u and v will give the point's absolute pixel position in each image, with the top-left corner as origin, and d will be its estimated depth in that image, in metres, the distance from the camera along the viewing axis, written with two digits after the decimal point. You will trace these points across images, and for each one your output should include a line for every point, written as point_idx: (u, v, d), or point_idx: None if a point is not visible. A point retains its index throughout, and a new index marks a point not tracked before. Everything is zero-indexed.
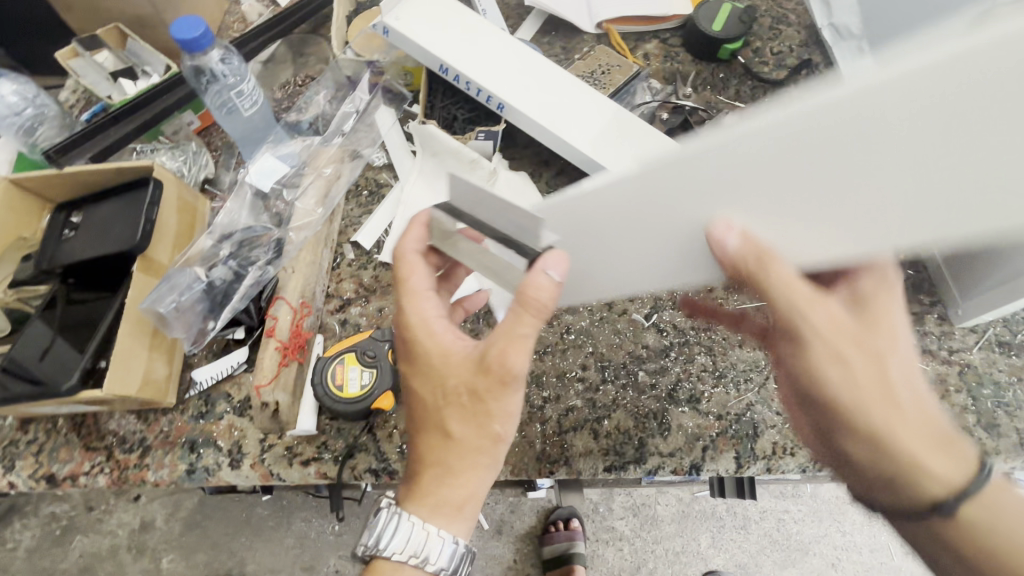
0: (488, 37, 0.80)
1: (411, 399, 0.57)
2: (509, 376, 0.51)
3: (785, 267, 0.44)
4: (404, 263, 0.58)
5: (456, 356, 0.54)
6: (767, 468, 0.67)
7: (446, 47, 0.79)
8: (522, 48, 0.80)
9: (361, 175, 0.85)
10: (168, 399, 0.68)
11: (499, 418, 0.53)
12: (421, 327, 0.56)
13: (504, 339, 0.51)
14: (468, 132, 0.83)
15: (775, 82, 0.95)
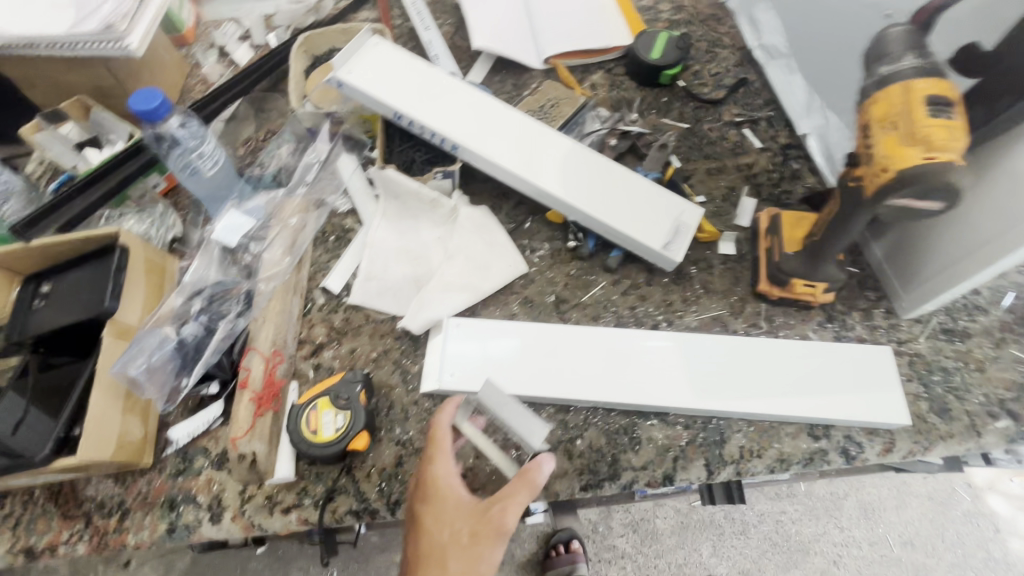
0: (435, 83, 0.85)
1: (419, 535, 0.62)
2: (503, 530, 0.60)
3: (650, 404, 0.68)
4: (440, 436, 0.64)
5: (462, 511, 0.62)
6: (736, 472, 0.69)
7: (397, 96, 0.83)
8: (468, 91, 0.85)
9: (327, 222, 0.88)
10: (145, 459, 0.68)
11: (486, 562, 0.60)
12: (443, 485, 0.62)
13: (501, 503, 0.61)
14: (426, 173, 0.87)
15: (715, 101, 1.01)
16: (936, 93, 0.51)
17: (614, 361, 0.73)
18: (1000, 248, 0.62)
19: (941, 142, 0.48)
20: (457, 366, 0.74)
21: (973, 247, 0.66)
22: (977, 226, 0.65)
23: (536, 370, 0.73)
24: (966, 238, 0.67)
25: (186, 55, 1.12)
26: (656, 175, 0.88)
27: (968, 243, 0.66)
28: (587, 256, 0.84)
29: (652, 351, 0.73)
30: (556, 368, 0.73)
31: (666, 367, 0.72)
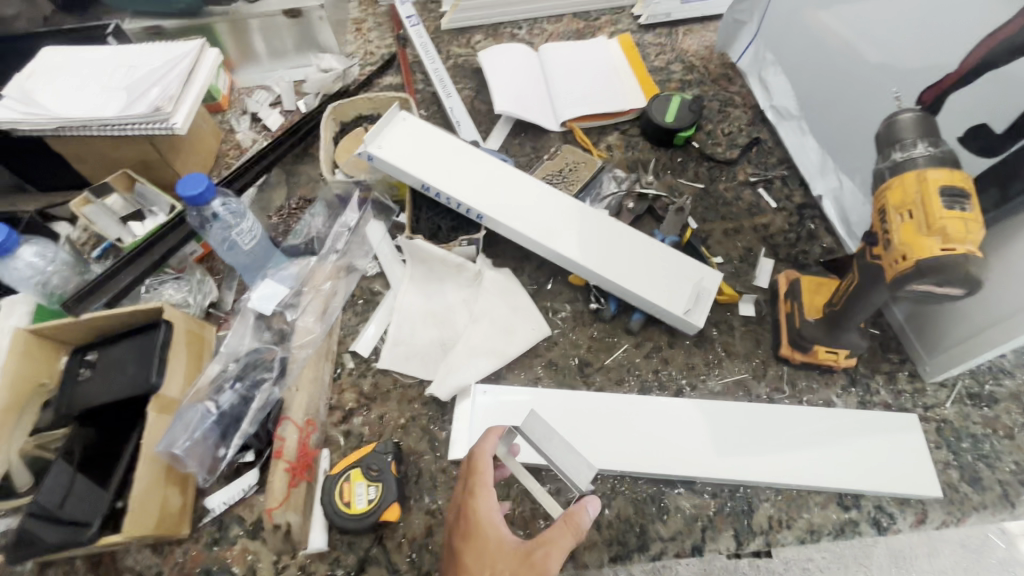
0: (463, 156, 0.89)
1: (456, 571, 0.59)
2: None
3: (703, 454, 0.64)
4: (482, 468, 0.62)
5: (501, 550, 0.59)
6: (767, 543, 0.69)
7: (426, 169, 0.87)
8: (494, 163, 0.89)
9: (356, 286, 0.91)
10: (183, 530, 0.70)
11: None
12: (484, 520, 0.60)
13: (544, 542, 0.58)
14: (452, 239, 0.90)
15: (728, 161, 1.04)
16: (952, 184, 0.53)
17: (638, 425, 0.74)
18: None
19: (959, 235, 0.50)
20: (486, 432, 0.76)
21: (1005, 313, 0.65)
22: (1011, 291, 0.65)
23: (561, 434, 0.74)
24: (999, 302, 0.66)
25: (221, 122, 1.18)
26: (675, 238, 0.90)
27: (1000, 309, 0.66)
28: (609, 318, 0.86)
29: (674, 417, 0.75)
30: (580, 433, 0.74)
31: (688, 433, 0.73)
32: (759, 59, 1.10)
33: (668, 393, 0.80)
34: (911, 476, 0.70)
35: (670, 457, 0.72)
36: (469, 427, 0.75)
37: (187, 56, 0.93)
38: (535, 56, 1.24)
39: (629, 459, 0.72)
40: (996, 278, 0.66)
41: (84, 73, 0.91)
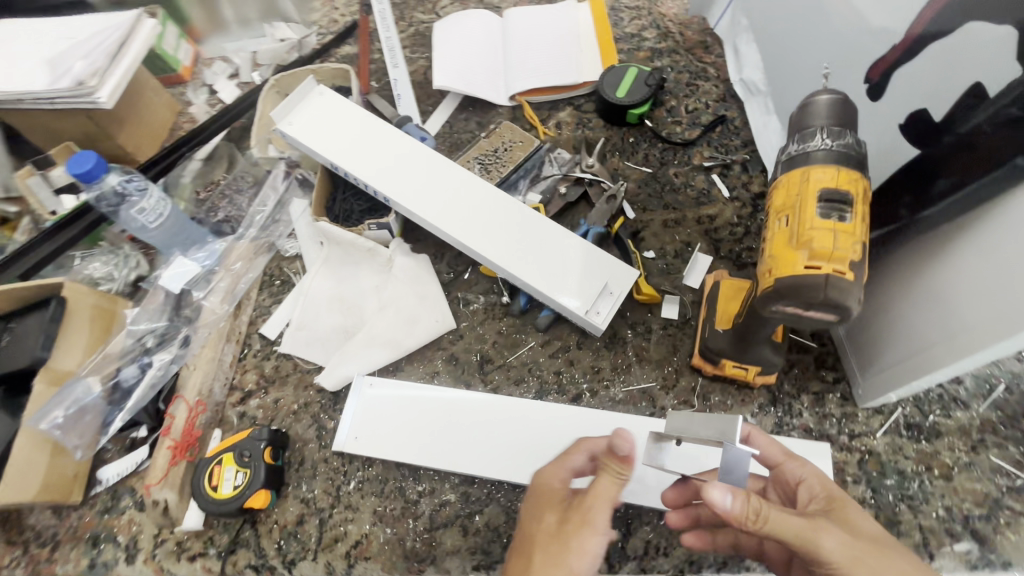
0: (378, 136, 0.84)
1: (522, 526, 0.52)
2: (586, 524, 0.48)
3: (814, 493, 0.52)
4: (573, 449, 0.55)
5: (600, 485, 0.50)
6: (639, 569, 0.63)
7: (338, 150, 0.83)
8: (411, 145, 0.83)
9: (274, 266, 0.90)
10: (73, 496, 0.73)
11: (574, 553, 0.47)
12: (548, 475, 0.55)
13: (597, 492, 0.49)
14: (362, 223, 0.86)
15: (685, 142, 0.93)
16: (836, 187, 0.44)
17: (511, 428, 0.71)
18: (969, 348, 0.51)
19: (824, 251, 0.41)
20: (365, 424, 0.73)
21: (951, 331, 0.53)
22: (943, 316, 0.54)
23: (435, 432, 0.72)
24: (931, 327, 0.56)
25: (179, 93, 1.18)
26: (600, 229, 0.82)
27: (930, 334, 0.56)
28: (519, 314, 0.81)
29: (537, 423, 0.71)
30: (452, 432, 0.71)
31: (535, 438, 0.70)
32: (735, 25, 0.97)
33: (566, 397, 0.75)
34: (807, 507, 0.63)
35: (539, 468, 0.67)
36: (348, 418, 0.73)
37: (119, 28, 0.92)
38: (498, 22, 1.15)
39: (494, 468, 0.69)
40: (932, 296, 0.56)
41: (25, 45, 0.93)
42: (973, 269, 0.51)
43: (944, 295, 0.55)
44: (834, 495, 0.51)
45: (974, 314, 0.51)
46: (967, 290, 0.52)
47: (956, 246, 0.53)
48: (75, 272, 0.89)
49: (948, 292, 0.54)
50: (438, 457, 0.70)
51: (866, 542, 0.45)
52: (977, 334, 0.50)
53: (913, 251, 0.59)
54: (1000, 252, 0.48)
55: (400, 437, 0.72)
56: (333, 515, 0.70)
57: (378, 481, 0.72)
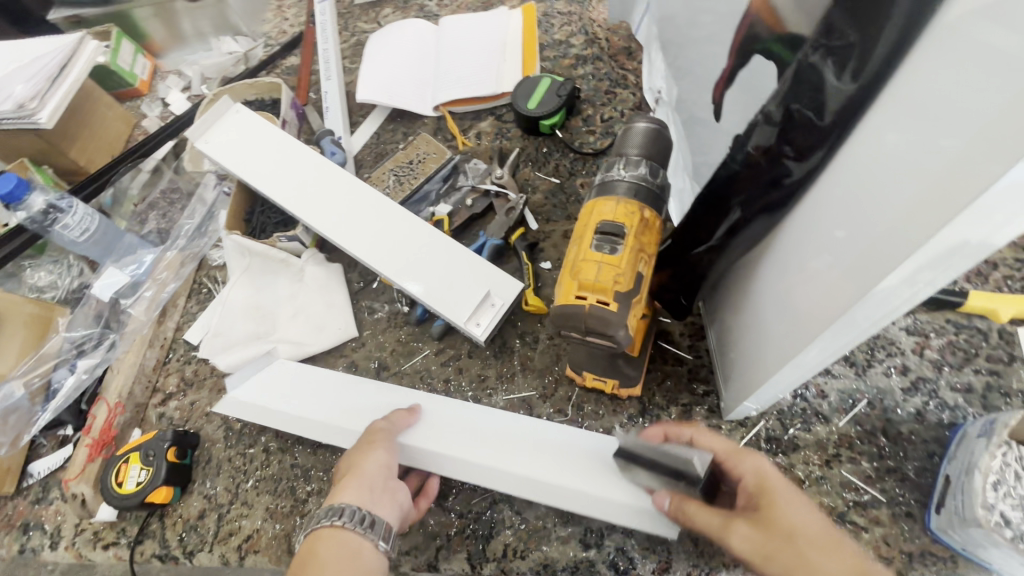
0: (285, 148, 0.89)
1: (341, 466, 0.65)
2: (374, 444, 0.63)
3: (749, 473, 0.54)
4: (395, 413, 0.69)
5: (359, 441, 0.64)
6: (499, 570, 0.67)
7: (246, 163, 0.88)
8: (315, 158, 0.88)
9: (201, 274, 0.96)
10: (6, 487, 0.80)
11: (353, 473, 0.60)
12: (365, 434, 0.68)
13: (349, 457, 0.63)
14: (277, 235, 0.91)
15: (595, 152, 0.95)
16: (613, 220, 0.45)
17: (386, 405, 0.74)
18: (793, 345, 0.49)
19: (588, 283, 0.44)
20: (264, 387, 0.78)
21: (779, 338, 0.53)
22: (773, 320, 0.54)
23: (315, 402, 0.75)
24: (769, 327, 0.55)
25: (135, 107, 1.25)
26: (496, 241, 0.85)
27: (767, 341, 0.56)
28: (417, 323, 0.84)
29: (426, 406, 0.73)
30: (332, 405, 0.75)
31: (455, 422, 0.71)
32: (649, 33, 0.97)
33: (451, 405, 0.78)
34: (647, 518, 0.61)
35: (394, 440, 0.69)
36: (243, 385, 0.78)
37: (60, 51, 0.99)
38: (433, 31, 1.17)
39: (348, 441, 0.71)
40: (769, 297, 0.55)
41: None
42: (795, 268, 0.50)
43: (777, 295, 0.54)
44: (765, 482, 0.52)
45: (798, 309, 0.49)
46: (789, 294, 0.51)
47: (780, 249, 0.53)
48: (24, 280, 0.96)
49: (775, 297, 0.54)
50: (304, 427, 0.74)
51: (784, 545, 0.47)
52: (795, 340, 0.49)
53: (755, 254, 0.59)
54: (810, 248, 0.47)
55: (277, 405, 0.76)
56: (230, 511, 0.76)
57: (272, 480, 0.77)
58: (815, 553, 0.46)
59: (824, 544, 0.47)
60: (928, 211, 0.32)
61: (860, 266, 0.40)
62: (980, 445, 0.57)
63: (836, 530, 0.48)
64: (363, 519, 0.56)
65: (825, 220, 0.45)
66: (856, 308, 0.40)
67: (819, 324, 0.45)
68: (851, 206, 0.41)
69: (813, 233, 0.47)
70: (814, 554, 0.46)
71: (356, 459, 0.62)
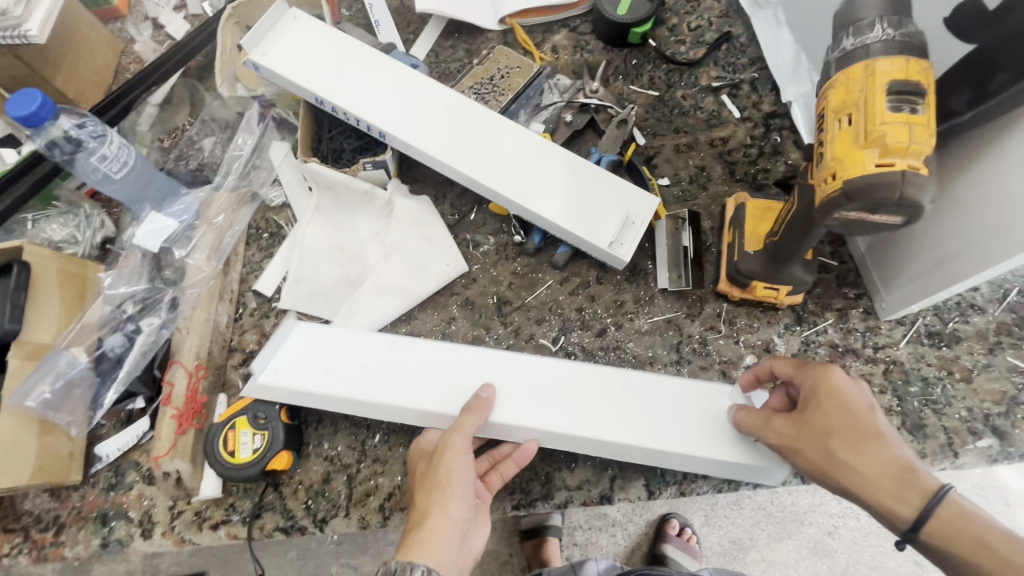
0: (372, 69, 0.77)
1: (433, 460, 0.58)
2: (454, 460, 0.57)
3: (836, 409, 0.51)
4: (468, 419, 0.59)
5: (427, 507, 0.55)
6: (679, 492, 0.64)
7: (331, 88, 0.75)
8: (421, 86, 0.77)
9: (260, 216, 0.82)
10: (73, 476, 0.67)
11: (443, 477, 0.56)
12: (449, 446, 0.58)
13: (423, 493, 0.56)
14: (356, 163, 0.79)
15: (691, 62, 0.88)
16: (905, 78, 0.41)
17: (445, 376, 0.65)
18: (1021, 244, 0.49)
19: (899, 145, 0.39)
20: (287, 361, 0.66)
21: (972, 241, 0.54)
22: (960, 222, 0.56)
23: (352, 365, 0.66)
24: (975, 222, 0.54)
25: (118, 30, 1.03)
26: (613, 156, 0.78)
27: (949, 245, 0.57)
28: (534, 252, 0.77)
29: (512, 366, 0.65)
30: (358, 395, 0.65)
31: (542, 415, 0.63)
32: None
33: (590, 333, 0.73)
34: (756, 458, 0.60)
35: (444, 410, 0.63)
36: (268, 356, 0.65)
37: None
38: None
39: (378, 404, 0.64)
40: (984, 192, 0.53)
41: None
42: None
43: (987, 198, 0.53)
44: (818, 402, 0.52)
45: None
46: (993, 197, 0.52)
47: (1018, 140, 0.50)
48: (31, 234, 0.80)
49: (967, 201, 0.55)
50: (340, 402, 0.65)
51: (821, 442, 0.50)
52: (1003, 240, 0.51)
53: (971, 139, 0.55)
54: None
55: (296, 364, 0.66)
56: (361, 469, 0.68)
57: (404, 431, 0.69)
58: (847, 457, 0.49)
59: (909, 467, 0.47)
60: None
61: None
62: None
63: (897, 475, 0.47)
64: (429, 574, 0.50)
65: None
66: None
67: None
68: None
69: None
70: (865, 479, 0.48)
71: (418, 531, 0.53)
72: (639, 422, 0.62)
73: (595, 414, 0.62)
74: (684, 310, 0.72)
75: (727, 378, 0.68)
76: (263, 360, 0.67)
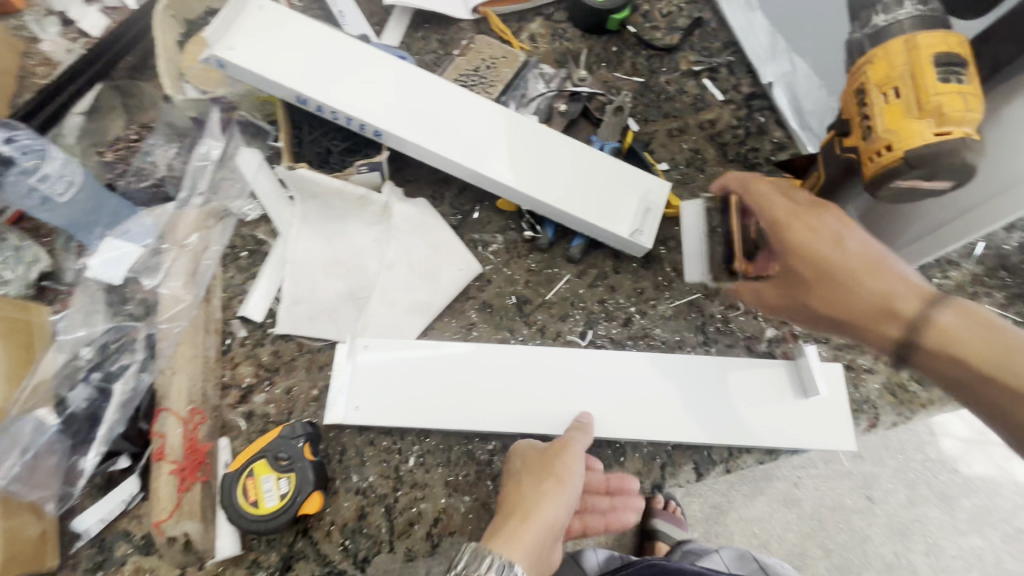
0: (355, 59, 0.69)
1: (545, 454, 0.58)
2: (569, 464, 0.57)
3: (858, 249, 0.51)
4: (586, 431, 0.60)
5: (525, 503, 0.54)
6: (726, 470, 0.65)
7: (311, 82, 0.67)
8: (413, 75, 0.70)
9: (236, 234, 0.73)
10: (49, 562, 0.56)
11: (556, 473, 0.56)
12: (566, 448, 0.58)
13: (531, 484, 0.56)
14: (347, 166, 0.72)
15: (669, 48, 0.89)
16: (948, 51, 0.43)
17: (533, 392, 0.65)
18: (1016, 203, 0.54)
19: (957, 115, 0.41)
20: (364, 391, 0.64)
21: (964, 208, 0.59)
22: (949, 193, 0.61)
23: (422, 394, 0.64)
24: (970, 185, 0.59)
25: (15, 27, 0.87)
26: (615, 145, 0.78)
27: (941, 215, 0.62)
28: (547, 247, 0.75)
29: (582, 370, 0.66)
30: (434, 407, 0.64)
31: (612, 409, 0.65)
32: None
33: (616, 324, 0.72)
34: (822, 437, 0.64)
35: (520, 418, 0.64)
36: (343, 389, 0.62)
37: None
38: None
39: (454, 413, 0.63)
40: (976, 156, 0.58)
41: None
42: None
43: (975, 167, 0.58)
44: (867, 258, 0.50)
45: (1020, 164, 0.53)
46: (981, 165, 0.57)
47: (1007, 110, 0.54)
48: None
49: None
50: (412, 413, 0.63)
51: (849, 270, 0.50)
52: (997, 203, 0.56)
53: None
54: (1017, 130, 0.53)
55: (365, 382, 0.65)
56: (400, 497, 0.63)
57: (440, 450, 0.65)
58: (873, 283, 0.48)
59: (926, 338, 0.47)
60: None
61: None
62: None
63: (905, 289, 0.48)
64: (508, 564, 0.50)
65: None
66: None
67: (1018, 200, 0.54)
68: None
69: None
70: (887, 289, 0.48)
71: (513, 520, 0.54)
72: (704, 408, 0.65)
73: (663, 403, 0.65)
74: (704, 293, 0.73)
75: (753, 352, 0.70)
76: (339, 381, 0.65)
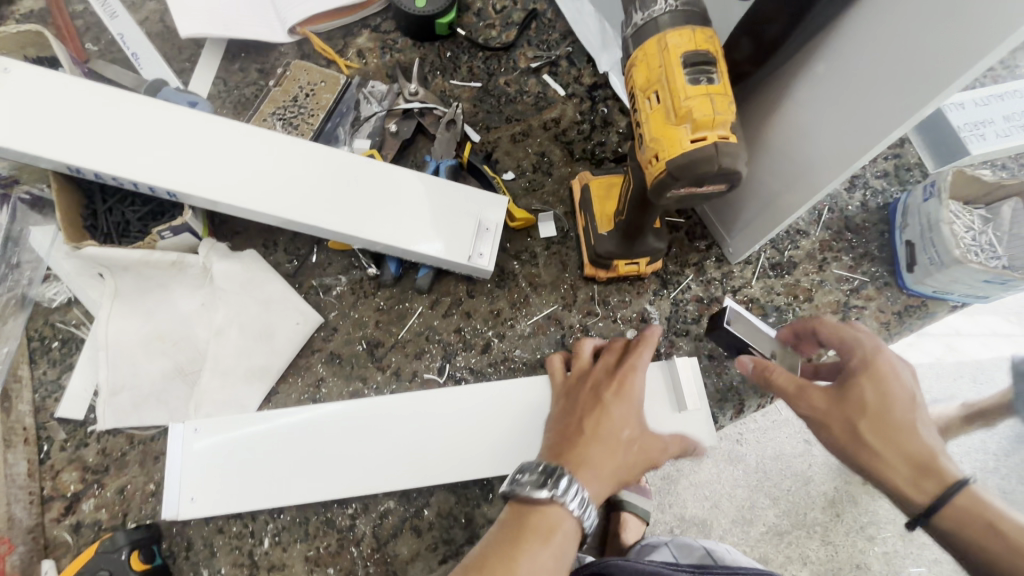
0: (140, 120, 0.64)
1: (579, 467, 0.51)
2: (617, 479, 0.52)
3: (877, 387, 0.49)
4: (643, 442, 0.54)
5: (614, 433, 0.53)
6: None
7: (89, 152, 0.62)
8: (207, 127, 0.65)
9: (41, 324, 0.66)
10: None
11: (555, 536, 0.47)
12: (619, 462, 0.52)
13: (526, 546, 0.47)
14: (150, 232, 0.65)
15: (505, 46, 0.85)
16: (695, 49, 0.41)
17: (372, 448, 0.60)
18: (828, 171, 0.53)
19: (706, 119, 0.39)
20: (201, 482, 0.58)
21: (789, 178, 0.58)
22: (775, 163, 0.60)
23: (267, 470, 0.59)
24: (789, 159, 0.58)
25: None
26: (451, 161, 0.73)
27: (773, 187, 0.61)
28: (394, 282, 0.70)
29: (411, 416, 0.61)
30: (281, 482, 0.58)
31: (446, 452, 0.60)
32: None
33: (475, 352, 0.68)
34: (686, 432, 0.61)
35: (356, 480, 0.59)
36: (170, 482, 0.56)
37: None
38: None
39: (303, 483, 0.59)
40: (787, 131, 0.57)
41: None
42: (818, 94, 0.52)
43: (791, 136, 0.57)
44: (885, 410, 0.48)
45: (822, 128, 0.53)
46: (793, 135, 0.56)
47: (803, 77, 0.53)
48: None
49: (774, 143, 0.59)
50: (261, 491, 0.58)
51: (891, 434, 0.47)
52: (813, 173, 0.55)
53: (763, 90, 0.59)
54: (817, 96, 0.52)
55: (207, 470, 0.58)
56: None
57: (297, 524, 0.60)
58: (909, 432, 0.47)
59: (915, 405, 0.48)
60: (980, 30, 0.38)
61: (879, 100, 0.46)
62: (933, 205, 0.67)
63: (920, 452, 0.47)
64: (584, 506, 0.49)
65: (885, 29, 0.44)
66: (884, 123, 0.46)
67: (828, 167, 0.53)
68: (928, 16, 0.41)
69: (852, 57, 0.48)
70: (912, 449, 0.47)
71: (533, 512, 0.48)
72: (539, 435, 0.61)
73: (498, 435, 0.61)
74: (560, 304, 0.71)
75: None
76: (171, 468, 0.58)
